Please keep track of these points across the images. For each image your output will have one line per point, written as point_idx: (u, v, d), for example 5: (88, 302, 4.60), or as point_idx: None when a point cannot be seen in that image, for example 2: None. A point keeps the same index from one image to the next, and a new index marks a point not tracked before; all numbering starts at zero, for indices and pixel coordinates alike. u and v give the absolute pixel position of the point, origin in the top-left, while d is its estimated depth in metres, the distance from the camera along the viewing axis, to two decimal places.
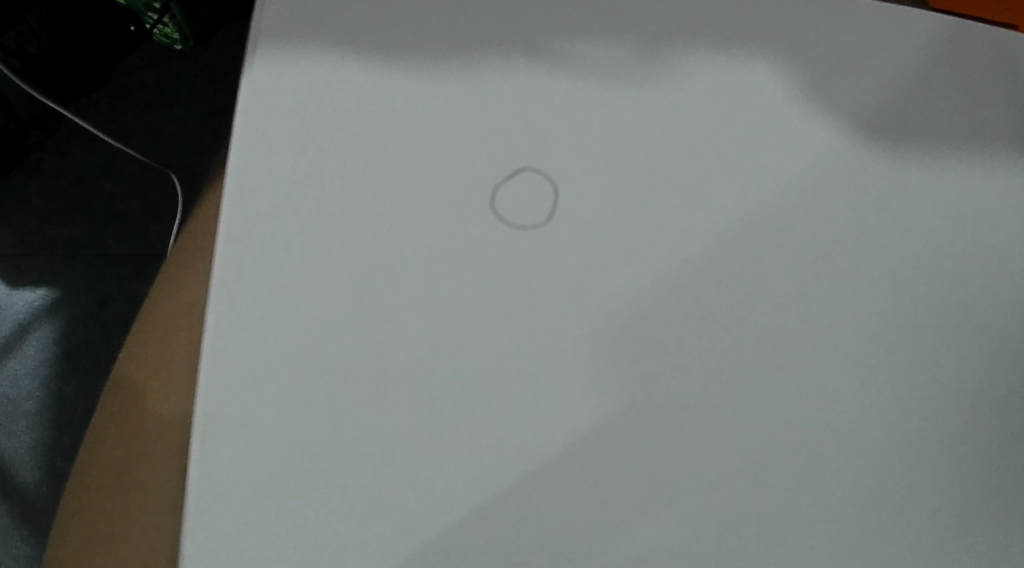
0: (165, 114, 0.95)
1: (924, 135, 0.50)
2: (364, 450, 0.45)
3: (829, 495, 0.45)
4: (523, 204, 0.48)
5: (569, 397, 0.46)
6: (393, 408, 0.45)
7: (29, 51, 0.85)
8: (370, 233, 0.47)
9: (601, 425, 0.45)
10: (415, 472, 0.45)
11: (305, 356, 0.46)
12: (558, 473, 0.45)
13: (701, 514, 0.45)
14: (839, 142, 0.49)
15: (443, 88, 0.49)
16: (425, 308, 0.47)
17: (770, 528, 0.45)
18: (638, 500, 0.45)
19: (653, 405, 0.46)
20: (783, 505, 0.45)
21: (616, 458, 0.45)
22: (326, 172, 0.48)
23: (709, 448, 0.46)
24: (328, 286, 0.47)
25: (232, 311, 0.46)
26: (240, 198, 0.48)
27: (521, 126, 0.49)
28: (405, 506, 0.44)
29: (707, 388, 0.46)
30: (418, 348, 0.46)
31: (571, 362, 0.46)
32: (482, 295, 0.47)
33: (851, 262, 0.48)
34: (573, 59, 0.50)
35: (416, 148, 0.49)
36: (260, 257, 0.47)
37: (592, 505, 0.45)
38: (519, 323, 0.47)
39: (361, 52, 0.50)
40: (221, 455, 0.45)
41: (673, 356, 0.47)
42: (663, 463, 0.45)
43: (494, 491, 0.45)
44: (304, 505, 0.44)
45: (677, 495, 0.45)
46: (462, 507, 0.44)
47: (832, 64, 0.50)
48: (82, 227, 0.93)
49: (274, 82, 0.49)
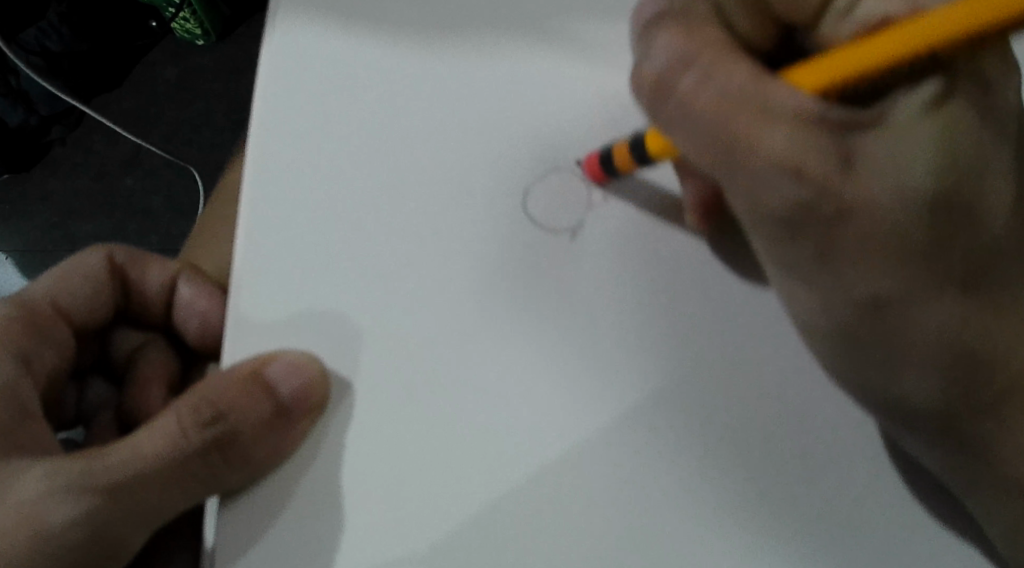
0: (188, 107, 0.94)
1: (897, 258, 0.36)
2: (393, 454, 0.39)
3: (900, 497, 0.40)
4: (556, 202, 0.44)
5: (619, 385, 0.41)
6: (420, 403, 0.40)
7: (51, 48, 0.84)
8: (398, 213, 0.43)
9: (649, 417, 0.41)
10: (447, 474, 0.39)
11: (323, 347, 0.41)
12: (610, 477, 0.40)
13: (761, 518, 0.40)
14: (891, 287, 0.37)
15: (464, 62, 0.45)
16: (457, 295, 0.41)
17: (837, 531, 0.40)
18: (693, 502, 0.40)
19: (708, 401, 0.41)
20: (856, 505, 0.40)
21: (670, 459, 0.40)
22: (350, 147, 0.44)
23: (773, 448, 0.41)
24: (355, 269, 0.42)
25: (253, 294, 0.41)
26: (261, 173, 0.43)
27: (549, 101, 0.45)
28: (434, 517, 0.39)
29: (765, 387, 0.41)
30: (446, 346, 0.41)
31: (625, 355, 0.41)
32: (523, 283, 0.42)
33: (947, 299, 0.37)
34: (599, 32, 0.46)
35: (444, 125, 0.44)
36: (281, 233, 0.42)
37: (643, 510, 0.39)
38: (569, 309, 0.42)
39: (381, 25, 0.46)
40: (263, 487, 0.39)
41: (727, 350, 0.41)
42: (723, 462, 0.40)
43: (537, 494, 0.39)
44: (321, 509, 0.39)
45: (735, 498, 0.40)
46: (484, 515, 0.39)
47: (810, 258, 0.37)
48: (107, 220, 0.93)
49: (297, 55, 0.45)
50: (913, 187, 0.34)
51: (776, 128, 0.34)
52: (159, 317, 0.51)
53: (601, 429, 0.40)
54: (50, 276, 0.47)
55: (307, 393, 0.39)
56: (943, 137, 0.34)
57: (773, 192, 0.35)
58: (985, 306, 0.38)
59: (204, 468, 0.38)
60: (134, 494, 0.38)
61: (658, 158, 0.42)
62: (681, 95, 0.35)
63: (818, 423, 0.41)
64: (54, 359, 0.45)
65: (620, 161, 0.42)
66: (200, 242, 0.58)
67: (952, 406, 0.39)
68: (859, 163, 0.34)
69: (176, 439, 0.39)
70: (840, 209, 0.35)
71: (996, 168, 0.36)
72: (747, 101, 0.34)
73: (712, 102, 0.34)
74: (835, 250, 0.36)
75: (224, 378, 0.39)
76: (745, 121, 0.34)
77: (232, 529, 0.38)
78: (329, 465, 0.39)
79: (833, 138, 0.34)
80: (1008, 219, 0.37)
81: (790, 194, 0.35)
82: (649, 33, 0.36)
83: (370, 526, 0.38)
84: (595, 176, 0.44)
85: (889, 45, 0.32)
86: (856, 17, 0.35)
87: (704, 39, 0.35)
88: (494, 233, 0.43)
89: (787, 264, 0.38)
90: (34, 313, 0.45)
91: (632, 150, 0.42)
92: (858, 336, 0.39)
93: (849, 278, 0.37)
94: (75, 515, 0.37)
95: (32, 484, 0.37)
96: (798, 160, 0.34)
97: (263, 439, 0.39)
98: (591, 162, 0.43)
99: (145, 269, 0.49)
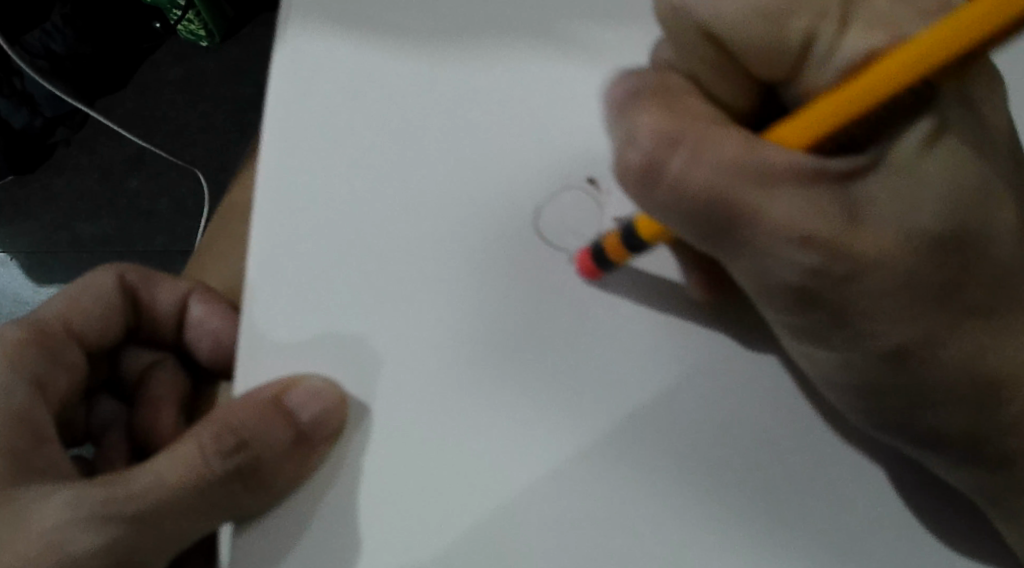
0: (196, 113, 0.93)
1: (914, 311, 0.34)
2: (404, 472, 0.39)
3: (912, 509, 0.40)
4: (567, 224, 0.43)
5: (628, 400, 0.40)
6: (430, 420, 0.40)
7: (55, 49, 0.82)
8: (406, 231, 0.42)
9: (659, 432, 0.40)
10: (457, 490, 0.39)
11: (331, 366, 0.40)
12: (619, 493, 0.39)
13: (770, 530, 0.40)
14: (912, 342, 0.35)
15: (470, 75, 0.45)
16: (467, 311, 0.41)
17: (848, 546, 0.40)
18: (703, 516, 0.40)
19: (717, 414, 0.41)
20: (867, 520, 0.40)
21: (679, 473, 0.40)
22: (358, 164, 0.43)
23: (783, 462, 0.40)
24: (364, 288, 0.41)
25: (261, 314, 0.41)
26: (267, 190, 0.43)
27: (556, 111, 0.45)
28: (443, 532, 0.38)
29: (777, 402, 0.41)
30: (454, 364, 0.40)
31: (633, 369, 0.41)
32: (535, 300, 0.42)
33: (965, 335, 0.35)
34: (607, 42, 0.46)
35: (449, 139, 0.44)
36: (291, 250, 0.42)
37: (654, 523, 0.39)
38: (580, 325, 0.41)
39: (386, 38, 0.46)
40: (277, 509, 0.38)
41: (737, 365, 0.41)
42: (732, 476, 0.40)
43: (548, 509, 0.39)
44: (332, 528, 0.38)
45: (744, 511, 0.40)
46: (495, 530, 0.39)
47: (828, 325, 0.35)
48: (112, 224, 0.93)
49: (301, 70, 0.45)
50: (921, 233, 0.33)
51: (774, 194, 0.33)
52: (170, 335, 0.51)
53: (617, 448, 0.40)
54: (62, 296, 0.47)
55: (328, 419, 0.39)
56: (940, 173, 0.33)
57: (782, 264, 0.34)
58: (1006, 336, 0.36)
59: (226, 495, 0.38)
60: (155, 522, 0.38)
61: (652, 242, 0.40)
62: (676, 188, 0.33)
63: (828, 437, 0.40)
64: (66, 382, 0.45)
65: (614, 253, 0.40)
66: (206, 253, 0.58)
67: (970, 433, 0.37)
68: (863, 216, 0.33)
69: (198, 467, 0.38)
70: (858, 271, 0.33)
71: (997, 204, 0.35)
72: (740, 173, 0.32)
73: (707, 182, 0.33)
74: (854, 317, 0.35)
75: (246, 404, 0.39)
76: (746, 195, 0.33)
77: (250, 554, 0.38)
78: (344, 490, 0.39)
79: (831, 195, 0.33)
80: (1020, 246, 0.36)
81: (803, 261, 0.33)
82: (628, 116, 0.34)
83: (381, 543, 0.38)
84: (588, 275, 0.42)
85: (879, 83, 0.30)
86: (840, 59, 0.33)
87: (684, 114, 0.33)
88: (501, 248, 0.42)
89: (798, 327, 0.36)
90: (47, 333, 0.45)
91: (626, 244, 0.40)
92: (878, 386, 0.37)
93: (870, 333, 0.35)
94: (98, 544, 0.36)
95: (53, 510, 0.37)
96: (800, 225, 0.33)
97: (284, 466, 0.38)
98: (584, 258, 0.41)
99: (155, 289, 0.49)
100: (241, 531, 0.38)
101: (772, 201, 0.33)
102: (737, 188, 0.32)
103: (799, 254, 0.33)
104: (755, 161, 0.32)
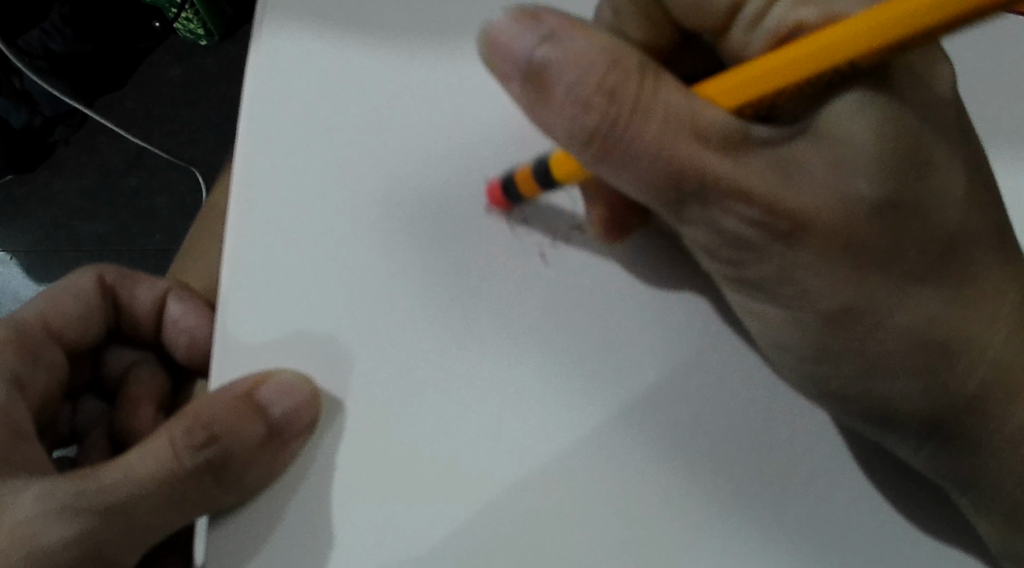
0: (190, 110, 0.94)
1: (847, 260, 0.36)
2: (385, 461, 0.39)
3: (890, 502, 0.40)
4: (538, 226, 0.44)
5: (607, 394, 0.41)
6: (412, 412, 0.40)
7: (54, 48, 0.82)
8: (389, 230, 0.43)
9: (638, 424, 0.41)
10: (437, 480, 0.39)
11: (312, 362, 0.41)
12: (599, 483, 0.40)
13: (750, 523, 0.40)
14: (847, 288, 0.37)
15: (455, 72, 0.46)
16: (448, 306, 0.42)
17: (828, 538, 0.40)
18: (683, 510, 0.40)
19: (697, 407, 0.41)
20: (846, 513, 0.40)
21: (658, 464, 0.40)
22: (341, 163, 0.44)
23: (762, 456, 0.41)
24: (344, 286, 0.42)
25: (242, 309, 0.41)
26: (251, 186, 0.43)
27: None
28: (424, 522, 0.39)
29: (754, 397, 0.41)
30: (436, 359, 0.41)
31: (612, 363, 0.41)
32: (514, 295, 0.42)
33: (915, 289, 0.37)
34: None
35: (431, 138, 0.44)
36: (273, 245, 0.42)
37: (635, 514, 0.40)
38: (560, 320, 0.42)
39: (371, 35, 0.46)
40: (255, 501, 0.39)
41: (715, 360, 0.42)
42: (711, 469, 0.40)
43: (529, 499, 0.39)
44: (313, 516, 0.39)
45: (724, 504, 0.40)
46: (476, 521, 0.39)
47: (765, 275, 0.37)
48: (109, 222, 0.93)
49: (286, 68, 0.45)
50: (856, 195, 0.35)
51: (715, 153, 0.34)
52: (150, 334, 0.51)
53: (594, 439, 0.40)
54: (41, 297, 0.48)
55: (299, 411, 0.39)
56: (871, 130, 0.35)
57: (726, 218, 0.35)
58: (960, 303, 0.38)
59: (196, 490, 0.38)
60: (126, 516, 0.38)
61: (562, 182, 0.42)
62: (627, 150, 0.34)
63: (806, 431, 0.41)
64: (46, 382, 0.46)
65: (523, 183, 0.42)
66: (192, 250, 0.58)
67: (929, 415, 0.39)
68: (797, 172, 0.34)
69: (168, 461, 0.38)
70: (793, 225, 0.35)
71: (936, 163, 0.36)
72: (683, 130, 0.33)
73: (653, 145, 0.34)
74: (790, 270, 0.36)
75: (218, 399, 0.39)
76: (688, 152, 0.34)
77: (222, 548, 0.38)
78: (322, 480, 0.39)
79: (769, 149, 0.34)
80: (969, 212, 0.37)
81: (744, 215, 0.35)
82: (565, 34, 0.33)
83: (361, 532, 0.39)
84: (494, 201, 0.43)
85: (815, 52, 0.32)
86: (778, 23, 0.36)
87: (627, 59, 0.33)
88: (482, 246, 0.43)
89: (733, 274, 0.38)
90: (26, 334, 0.46)
91: (536, 174, 0.42)
92: (830, 347, 0.39)
93: (812, 286, 0.36)
94: (67, 537, 0.37)
95: (26, 505, 0.37)
96: (739, 178, 0.34)
97: (255, 461, 0.38)
98: (494, 189, 0.43)
99: (134, 290, 0.50)
100: (215, 526, 0.39)
101: (713, 153, 0.34)
102: (682, 150, 0.34)
103: (737, 208, 0.34)
104: (698, 120, 0.34)
